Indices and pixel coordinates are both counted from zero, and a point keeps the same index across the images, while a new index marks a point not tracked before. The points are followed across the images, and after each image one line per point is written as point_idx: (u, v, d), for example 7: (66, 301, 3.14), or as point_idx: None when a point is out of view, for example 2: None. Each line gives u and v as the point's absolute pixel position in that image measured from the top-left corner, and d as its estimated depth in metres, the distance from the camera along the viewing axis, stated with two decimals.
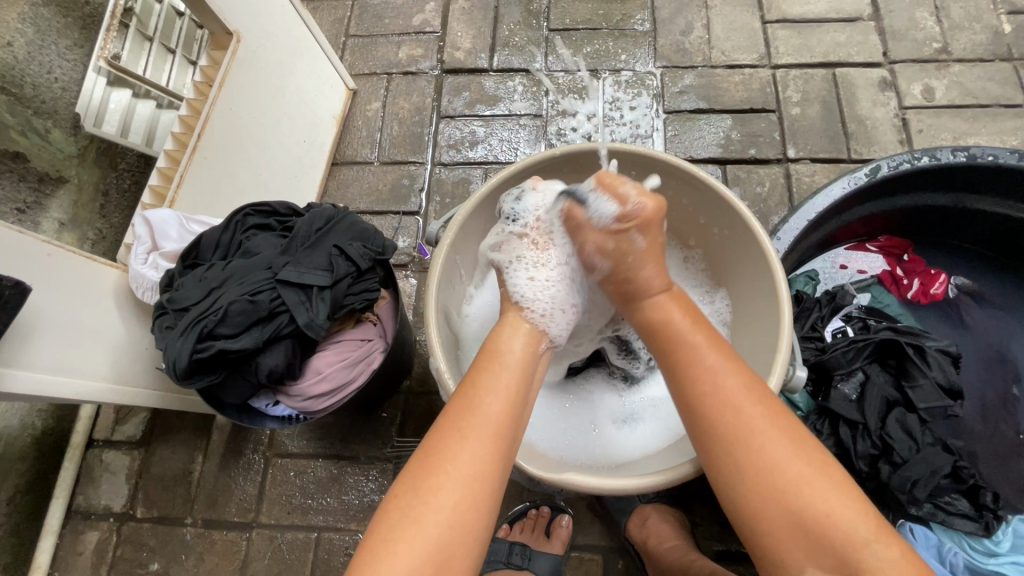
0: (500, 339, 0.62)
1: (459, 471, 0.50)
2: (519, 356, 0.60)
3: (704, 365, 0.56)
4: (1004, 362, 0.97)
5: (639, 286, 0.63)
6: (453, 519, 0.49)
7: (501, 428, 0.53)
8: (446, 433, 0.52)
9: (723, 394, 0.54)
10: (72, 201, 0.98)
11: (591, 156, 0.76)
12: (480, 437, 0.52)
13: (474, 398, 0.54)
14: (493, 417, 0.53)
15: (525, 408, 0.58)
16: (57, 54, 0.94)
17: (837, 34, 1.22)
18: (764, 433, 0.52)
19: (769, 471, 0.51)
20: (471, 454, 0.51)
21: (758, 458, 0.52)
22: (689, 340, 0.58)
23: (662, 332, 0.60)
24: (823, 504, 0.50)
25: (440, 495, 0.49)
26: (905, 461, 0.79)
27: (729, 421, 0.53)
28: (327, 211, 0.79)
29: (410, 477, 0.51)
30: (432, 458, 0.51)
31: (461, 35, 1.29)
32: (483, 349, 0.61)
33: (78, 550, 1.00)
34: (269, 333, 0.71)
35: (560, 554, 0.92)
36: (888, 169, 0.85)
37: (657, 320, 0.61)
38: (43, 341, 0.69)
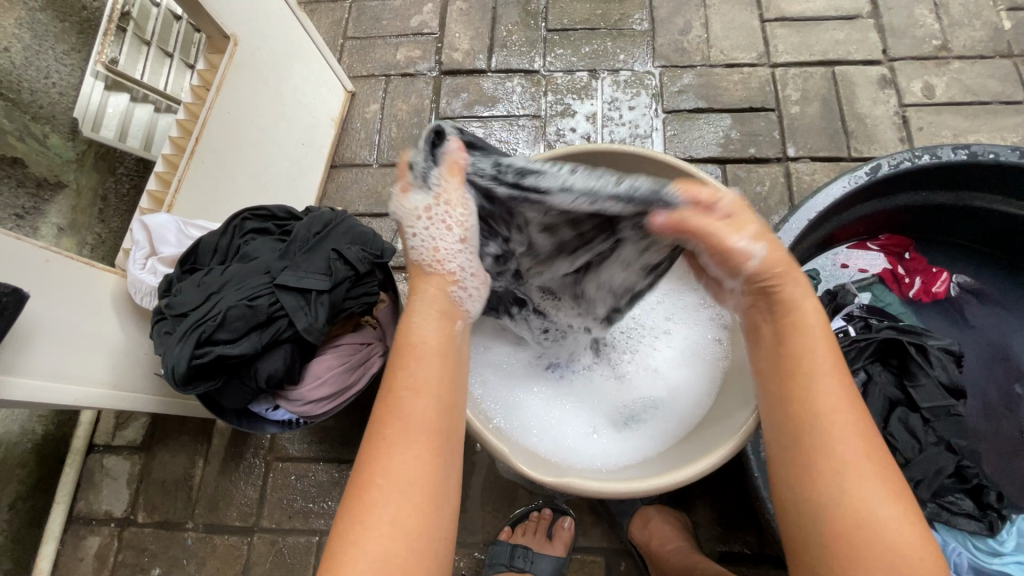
0: (411, 327, 0.59)
1: (395, 481, 0.50)
2: (436, 343, 0.58)
3: (811, 353, 0.56)
4: (1006, 360, 0.97)
5: (789, 304, 0.59)
6: (396, 530, 0.49)
7: (428, 427, 0.53)
8: (379, 443, 0.52)
9: (817, 379, 0.55)
10: (71, 206, 0.98)
11: (595, 156, 0.76)
12: (412, 442, 0.52)
13: (397, 402, 0.54)
14: (418, 417, 0.53)
15: (456, 393, 0.57)
16: (54, 59, 0.94)
17: (837, 32, 1.21)
18: (844, 425, 0.53)
19: (844, 464, 0.51)
20: (402, 463, 0.51)
21: (835, 447, 0.52)
22: (802, 332, 0.57)
23: (802, 326, 0.57)
24: (878, 501, 0.50)
25: (378, 511, 0.49)
26: (909, 461, 0.80)
27: (821, 410, 0.54)
28: (325, 215, 0.79)
29: (350, 493, 0.51)
30: (365, 473, 0.51)
31: (459, 36, 1.29)
32: (395, 346, 0.58)
33: (79, 556, 1.00)
34: (267, 338, 0.70)
35: (562, 556, 0.92)
36: (888, 168, 0.85)
37: (789, 317, 0.58)
38: (42, 347, 0.69)
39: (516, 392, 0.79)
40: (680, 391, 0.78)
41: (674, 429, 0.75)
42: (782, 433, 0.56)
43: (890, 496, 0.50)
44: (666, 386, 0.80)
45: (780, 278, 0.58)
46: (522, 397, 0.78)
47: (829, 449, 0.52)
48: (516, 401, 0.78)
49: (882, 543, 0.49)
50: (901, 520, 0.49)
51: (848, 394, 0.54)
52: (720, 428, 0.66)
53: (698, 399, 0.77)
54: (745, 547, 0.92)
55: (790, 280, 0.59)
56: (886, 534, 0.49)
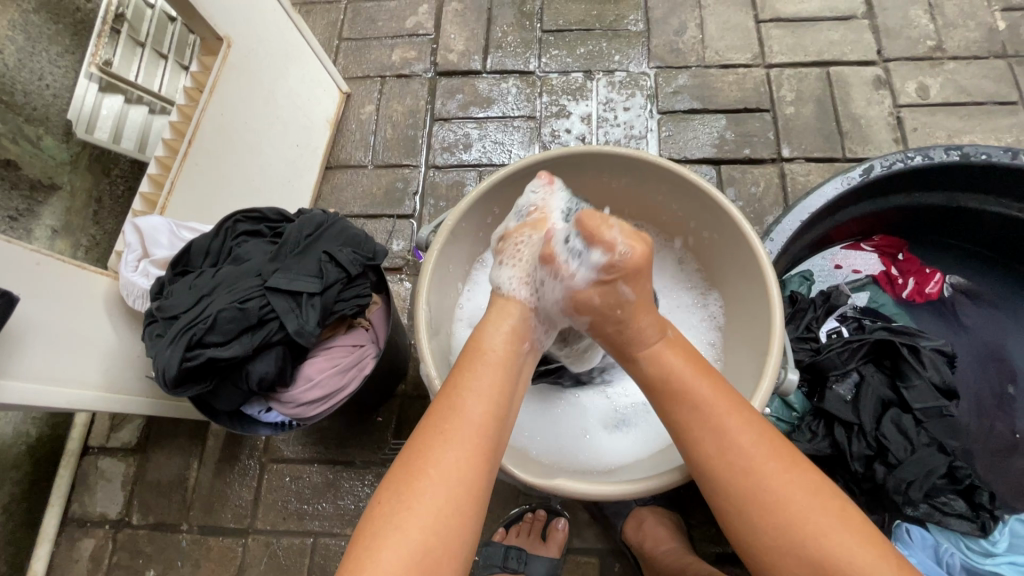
0: (482, 335, 0.61)
1: (444, 474, 0.51)
2: (502, 356, 0.59)
3: (691, 393, 0.57)
4: (999, 360, 0.97)
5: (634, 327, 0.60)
6: (438, 519, 0.49)
7: (482, 430, 0.54)
8: (433, 434, 0.53)
9: (707, 418, 0.56)
10: (65, 207, 0.98)
11: (585, 158, 0.76)
12: (466, 439, 0.53)
13: (457, 400, 0.55)
14: (475, 418, 0.54)
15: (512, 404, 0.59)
16: (48, 61, 0.94)
17: (831, 33, 1.21)
18: (749, 451, 0.54)
19: (757, 489, 0.53)
20: (453, 458, 0.52)
21: (739, 477, 0.54)
22: (677, 370, 0.59)
23: (654, 382, 0.60)
24: (801, 509, 0.52)
25: (425, 500, 0.50)
26: (901, 462, 0.79)
27: (717, 450, 0.55)
28: (317, 217, 0.78)
29: (396, 477, 0.51)
30: (417, 460, 0.51)
31: (454, 37, 1.29)
32: (465, 347, 0.60)
33: (74, 558, 1.00)
34: (258, 340, 0.70)
35: (556, 557, 0.92)
36: (881, 169, 0.85)
37: (655, 364, 0.60)
38: (34, 350, 0.69)
39: None
40: None
41: (667, 430, 0.75)
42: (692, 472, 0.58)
43: (815, 500, 0.52)
44: None
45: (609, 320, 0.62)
46: None
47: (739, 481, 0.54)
48: None
49: (818, 554, 0.51)
50: (833, 531, 0.51)
51: (736, 416, 0.56)
52: None
53: None
54: None
55: (635, 333, 0.60)
56: (819, 542, 0.51)
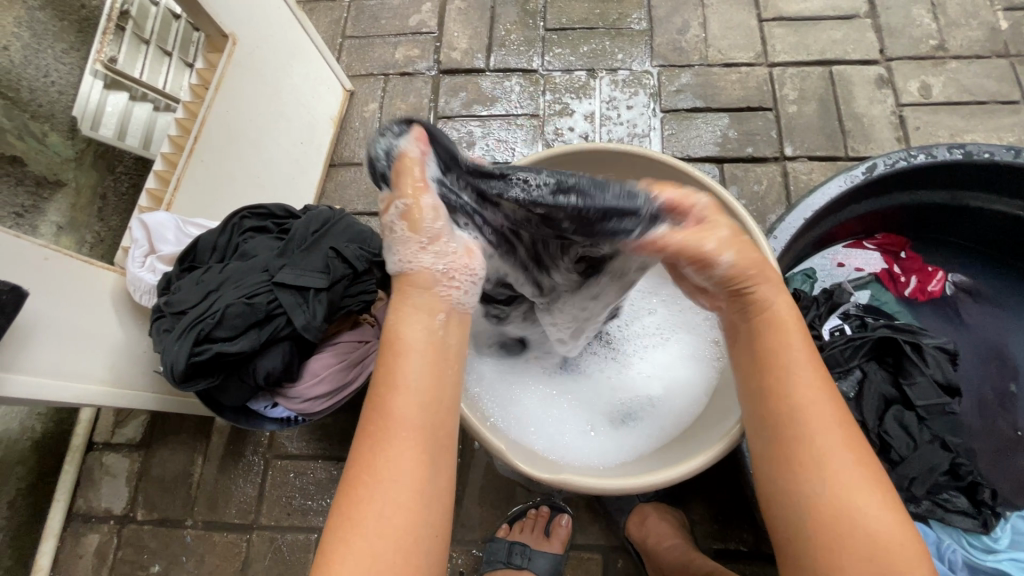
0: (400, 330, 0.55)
1: (380, 484, 0.49)
2: (423, 344, 0.55)
3: (787, 362, 0.57)
4: (1001, 358, 0.97)
5: (764, 300, 0.59)
6: (384, 525, 0.49)
7: (412, 425, 0.52)
8: (365, 445, 0.51)
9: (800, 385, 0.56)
10: (70, 204, 0.98)
11: (589, 156, 0.76)
12: (395, 442, 0.51)
13: (385, 402, 0.52)
14: (405, 416, 0.52)
15: (450, 390, 0.55)
16: (53, 58, 0.94)
17: (834, 32, 1.21)
18: (826, 423, 0.54)
19: (820, 465, 0.53)
20: (389, 463, 0.50)
21: (813, 435, 0.54)
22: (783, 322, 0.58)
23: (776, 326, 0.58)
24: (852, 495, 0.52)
25: (365, 514, 0.49)
26: (904, 459, 0.80)
27: (800, 407, 0.54)
28: (323, 213, 0.79)
29: (340, 494, 0.51)
30: (355, 473, 0.51)
31: (457, 36, 1.29)
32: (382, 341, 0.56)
33: (79, 553, 1.00)
34: (266, 335, 0.71)
35: (559, 554, 0.93)
36: (884, 168, 0.85)
37: (769, 320, 0.59)
38: (42, 345, 0.69)
39: (511, 389, 0.79)
40: (678, 391, 0.79)
41: (670, 424, 0.76)
42: (767, 430, 0.56)
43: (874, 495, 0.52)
44: (663, 385, 0.80)
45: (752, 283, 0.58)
46: (519, 394, 0.79)
47: (809, 451, 0.53)
48: (513, 398, 0.78)
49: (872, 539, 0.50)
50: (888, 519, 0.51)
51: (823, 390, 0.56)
52: (714, 427, 0.67)
53: (694, 396, 0.77)
54: (741, 544, 0.92)
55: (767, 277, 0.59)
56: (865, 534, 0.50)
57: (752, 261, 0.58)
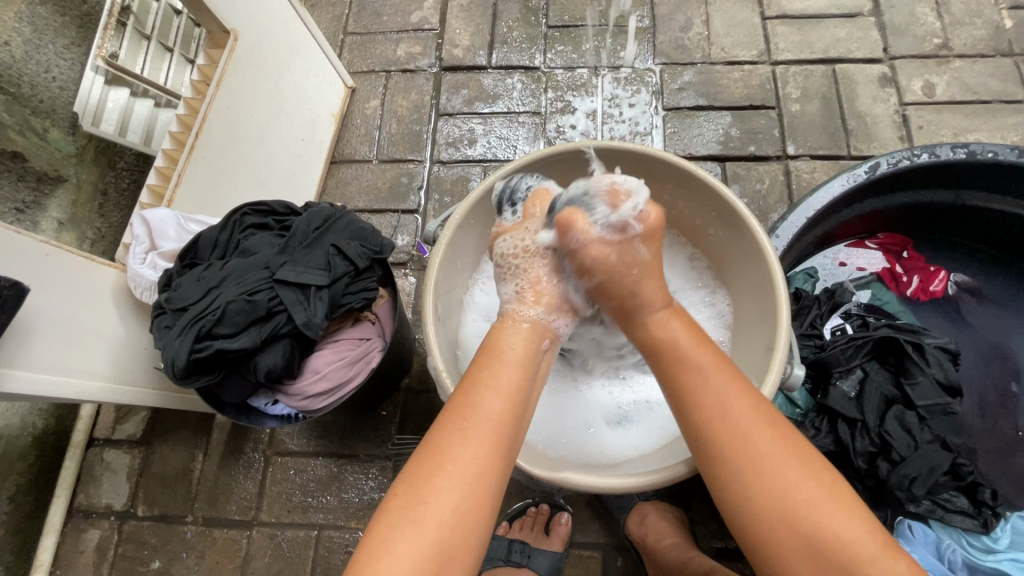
0: (499, 338, 0.60)
1: (461, 472, 0.50)
2: (519, 355, 0.59)
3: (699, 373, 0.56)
4: (1003, 359, 0.97)
5: (639, 301, 0.61)
6: (455, 509, 0.49)
7: (500, 424, 0.53)
8: (448, 431, 0.52)
9: (719, 394, 0.54)
10: (71, 200, 0.98)
11: (591, 154, 0.76)
12: (484, 438, 0.52)
13: (476, 395, 0.54)
14: (494, 414, 0.53)
15: (529, 404, 0.58)
16: (54, 53, 0.93)
17: (837, 30, 1.21)
18: (760, 438, 0.52)
19: (760, 475, 0.51)
20: (472, 454, 0.51)
21: (744, 451, 0.52)
22: (678, 338, 0.59)
23: (663, 349, 0.59)
24: (808, 494, 0.50)
25: (440, 496, 0.49)
26: (904, 459, 0.79)
27: (719, 430, 0.53)
28: (324, 210, 0.78)
29: (409, 476, 0.51)
30: (432, 456, 0.51)
31: (459, 32, 1.28)
32: (484, 344, 0.60)
33: (80, 548, 1.01)
34: (267, 332, 0.71)
35: (559, 552, 0.92)
36: (887, 167, 0.85)
37: (657, 338, 0.60)
38: (42, 341, 0.69)
39: None
40: None
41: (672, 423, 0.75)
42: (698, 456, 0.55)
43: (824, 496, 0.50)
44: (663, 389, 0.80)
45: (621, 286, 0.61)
46: None
47: (742, 471, 0.52)
48: None
49: (829, 546, 0.48)
50: (851, 524, 0.49)
51: (748, 398, 0.54)
52: None
53: None
54: None
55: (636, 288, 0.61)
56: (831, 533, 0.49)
57: (628, 259, 0.60)
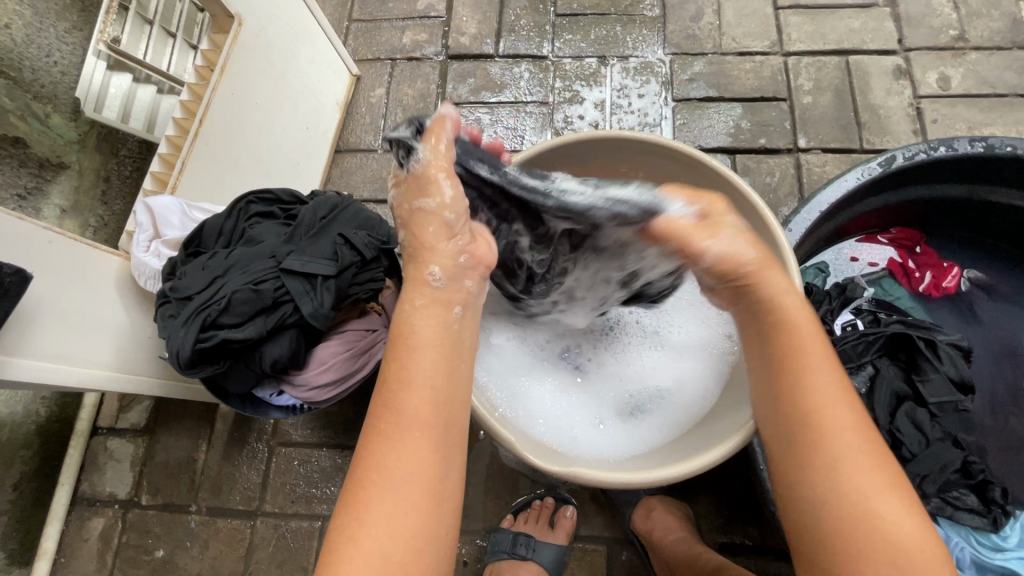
0: (411, 320, 0.55)
1: (388, 483, 0.48)
2: (428, 338, 0.54)
3: (802, 351, 0.56)
4: (1015, 356, 0.96)
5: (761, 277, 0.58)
6: (393, 522, 0.48)
7: (421, 420, 0.50)
8: (371, 442, 0.50)
9: (810, 374, 0.55)
10: (73, 186, 0.97)
11: (604, 144, 0.75)
12: (408, 438, 0.50)
13: (391, 396, 0.51)
14: (411, 412, 0.50)
15: (457, 385, 0.54)
16: (55, 38, 0.91)
17: (851, 21, 1.19)
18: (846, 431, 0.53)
19: (839, 465, 0.52)
20: (396, 460, 0.49)
21: (828, 440, 0.53)
22: (796, 321, 0.57)
23: (783, 327, 0.57)
24: (875, 494, 0.51)
25: (372, 509, 0.48)
26: (915, 456, 0.79)
27: (810, 407, 0.54)
28: (331, 200, 0.77)
29: (346, 492, 0.50)
30: (362, 471, 0.50)
31: (466, 20, 1.27)
32: (389, 335, 0.55)
33: (84, 536, 1.00)
34: (272, 323, 0.70)
35: (563, 545, 0.93)
36: (903, 160, 0.83)
37: (778, 311, 0.57)
38: (45, 328, 0.68)
39: (521, 381, 0.77)
40: (688, 384, 0.77)
41: (683, 418, 0.74)
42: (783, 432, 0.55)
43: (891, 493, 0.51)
44: (673, 377, 0.78)
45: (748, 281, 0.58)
46: (529, 387, 0.77)
47: (826, 452, 0.52)
48: (522, 391, 0.76)
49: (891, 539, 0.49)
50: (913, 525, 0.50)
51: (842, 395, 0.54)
52: (725, 422, 0.66)
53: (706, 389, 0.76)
54: (747, 538, 0.92)
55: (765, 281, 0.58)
56: (891, 525, 0.50)
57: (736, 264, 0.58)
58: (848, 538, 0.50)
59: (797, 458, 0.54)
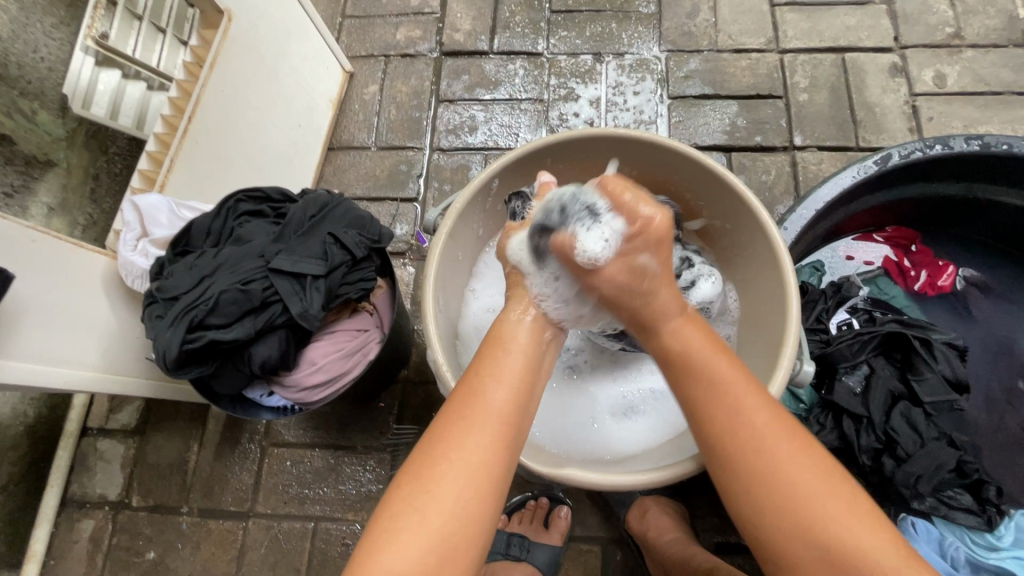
0: (505, 324, 0.60)
1: (462, 461, 0.49)
2: (525, 346, 0.58)
3: (716, 381, 0.55)
4: (1010, 355, 0.96)
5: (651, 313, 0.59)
6: (461, 502, 0.48)
7: (504, 415, 0.52)
8: (452, 421, 0.51)
9: (731, 401, 0.54)
10: (61, 184, 0.96)
11: (598, 141, 0.74)
12: (488, 428, 0.51)
13: (480, 386, 0.53)
14: (497, 405, 0.52)
15: (533, 399, 0.57)
16: (42, 33, 0.89)
17: (848, 18, 1.18)
18: (776, 442, 0.52)
19: (778, 476, 0.50)
20: (475, 444, 0.50)
21: (760, 453, 0.52)
22: (697, 347, 0.57)
23: (675, 357, 0.58)
24: (820, 502, 0.49)
25: (444, 484, 0.48)
26: (910, 456, 0.78)
27: (732, 424, 0.53)
28: (321, 198, 0.76)
29: (415, 463, 0.50)
30: (435, 445, 0.50)
31: (460, 16, 1.25)
32: (487, 336, 0.59)
33: (74, 538, 0.99)
34: (261, 323, 0.69)
35: (558, 545, 0.91)
36: (898, 158, 0.83)
37: (670, 344, 0.59)
38: (30, 330, 0.67)
39: None
40: None
41: (676, 418, 0.74)
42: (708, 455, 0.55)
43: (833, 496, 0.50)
44: (668, 378, 0.78)
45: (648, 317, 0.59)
46: None
47: (763, 462, 0.51)
48: None
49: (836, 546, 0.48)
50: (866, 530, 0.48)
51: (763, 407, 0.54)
52: None
53: None
54: (742, 538, 0.91)
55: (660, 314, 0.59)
56: (829, 528, 0.48)
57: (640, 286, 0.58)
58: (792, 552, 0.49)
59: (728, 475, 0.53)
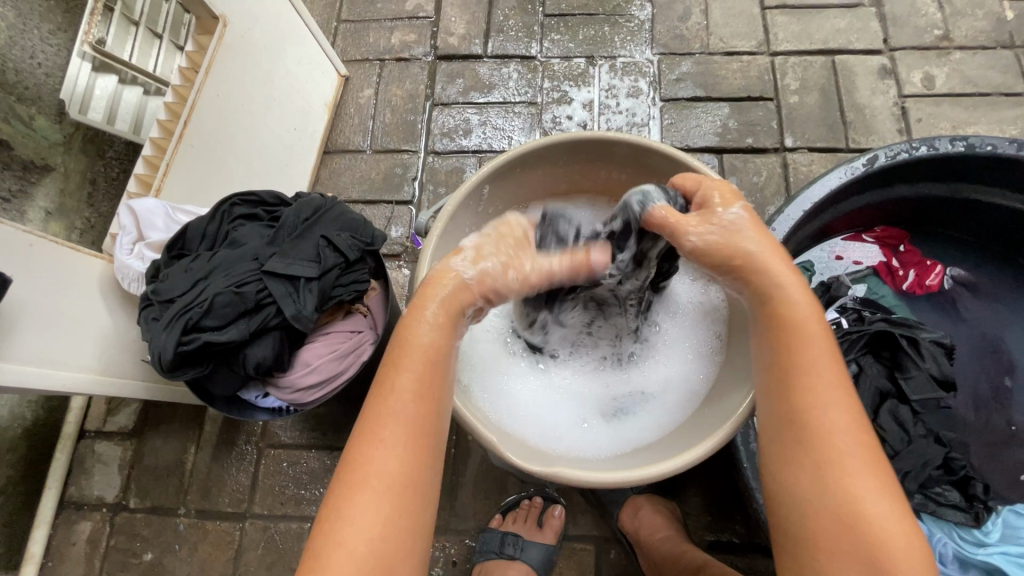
0: (409, 324, 0.55)
1: (378, 482, 0.48)
2: (429, 346, 0.54)
3: (805, 346, 0.55)
4: (997, 353, 0.97)
5: (756, 262, 0.59)
6: (382, 522, 0.47)
7: (411, 426, 0.50)
8: (362, 442, 0.50)
9: (810, 381, 0.54)
10: (58, 189, 0.97)
11: (586, 144, 0.75)
12: (395, 441, 0.50)
13: (385, 399, 0.51)
14: (405, 417, 0.50)
15: (446, 395, 0.54)
16: (39, 39, 0.91)
17: (838, 21, 1.19)
18: (840, 430, 0.52)
19: (831, 464, 0.51)
20: (385, 463, 0.49)
21: (821, 438, 0.52)
22: (801, 314, 0.57)
23: (777, 315, 0.57)
24: (870, 502, 0.49)
25: (359, 511, 0.47)
26: (897, 453, 0.80)
27: (805, 403, 0.53)
28: (314, 201, 0.77)
29: (335, 488, 0.49)
30: (349, 470, 0.49)
31: (455, 20, 1.27)
32: (390, 342, 0.55)
33: (72, 540, 1.00)
34: (255, 325, 0.70)
35: (551, 544, 0.93)
36: (885, 159, 0.84)
37: (781, 300, 0.58)
38: (27, 332, 0.68)
39: (506, 381, 0.78)
40: (674, 386, 0.78)
41: (668, 419, 0.75)
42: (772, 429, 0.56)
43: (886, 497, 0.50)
44: (658, 380, 0.79)
45: (738, 269, 0.59)
46: (515, 388, 0.78)
47: (820, 447, 0.52)
48: (508, 391, 0.77)
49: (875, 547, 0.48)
50: (906, 537, 0.48)
51: (840, 396, 0.53)
52: (709, 423, 0.67)
53: (692, 391, 0.76)
54: (734, 536, 0.92)
55: (770, 271, 0.58)
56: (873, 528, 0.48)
57: (731, 247, 0.59)
58: (827, 541, 0.49)
59: (785, 454, 0.54)
